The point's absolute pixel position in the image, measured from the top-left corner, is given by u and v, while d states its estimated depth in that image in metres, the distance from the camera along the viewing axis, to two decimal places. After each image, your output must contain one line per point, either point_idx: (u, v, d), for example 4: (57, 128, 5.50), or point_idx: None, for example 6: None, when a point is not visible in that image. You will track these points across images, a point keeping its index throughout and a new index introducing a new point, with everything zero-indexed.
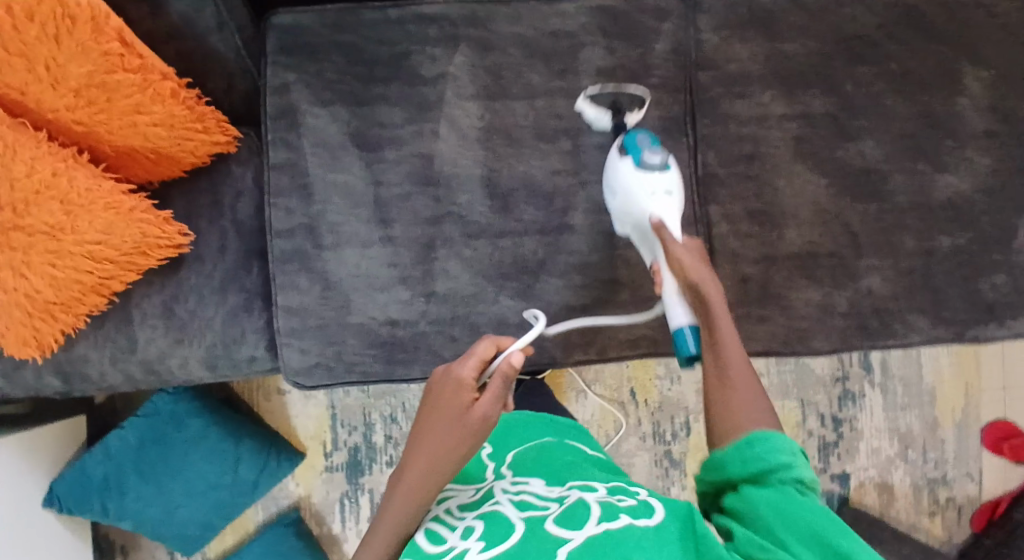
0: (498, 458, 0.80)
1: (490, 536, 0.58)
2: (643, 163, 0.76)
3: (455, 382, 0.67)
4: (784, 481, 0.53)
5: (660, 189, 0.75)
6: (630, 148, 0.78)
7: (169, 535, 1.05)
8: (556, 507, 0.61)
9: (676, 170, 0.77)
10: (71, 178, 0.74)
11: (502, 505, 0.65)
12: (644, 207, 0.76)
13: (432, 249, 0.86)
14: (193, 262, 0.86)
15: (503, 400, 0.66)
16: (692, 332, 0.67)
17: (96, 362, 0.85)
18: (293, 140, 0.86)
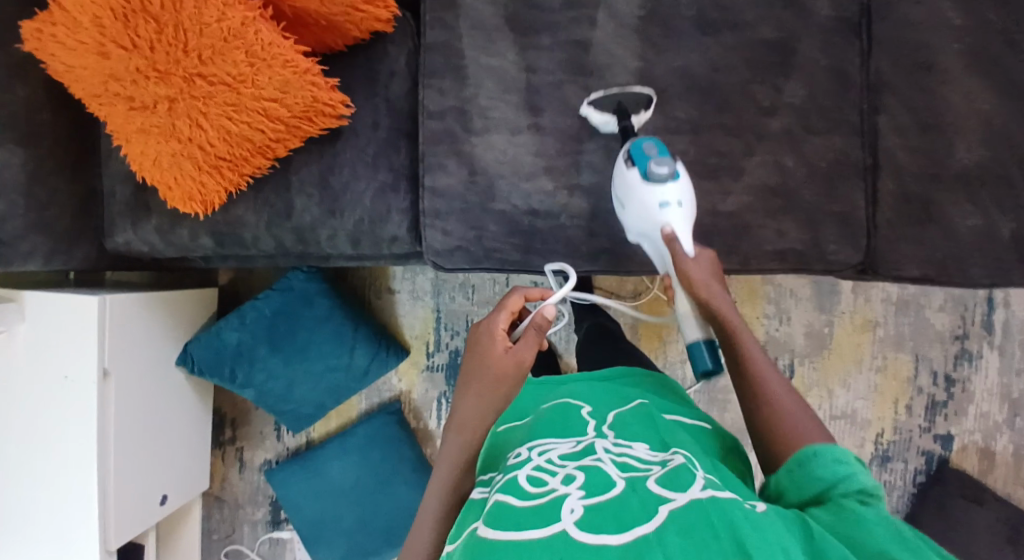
0: (598, 414, 0.73)
1: (592, 487, 0.56)
2: (650, 173, 0.74)
3: (489, 330, 0.78)
4: (845, 494, 0.53)
5: (672, 200, 0.74)
6: (636, 157, 0.76)
7: (284, 410, 1.09)
8: (658, 470, 0.59)
9: (684, 179, 0.75)
10: (256, 30, 0.76)
11: (602, 461, 0.61)
12: (653, 219, 0.74)
13: (579, 141, 0.87)
14: (349, 137, 0.88)
15: (535, 342, 0.75)
16: (708, 347, 0.69)
17: (251, 227, 0.88)
18: (450, 20, 0.86)
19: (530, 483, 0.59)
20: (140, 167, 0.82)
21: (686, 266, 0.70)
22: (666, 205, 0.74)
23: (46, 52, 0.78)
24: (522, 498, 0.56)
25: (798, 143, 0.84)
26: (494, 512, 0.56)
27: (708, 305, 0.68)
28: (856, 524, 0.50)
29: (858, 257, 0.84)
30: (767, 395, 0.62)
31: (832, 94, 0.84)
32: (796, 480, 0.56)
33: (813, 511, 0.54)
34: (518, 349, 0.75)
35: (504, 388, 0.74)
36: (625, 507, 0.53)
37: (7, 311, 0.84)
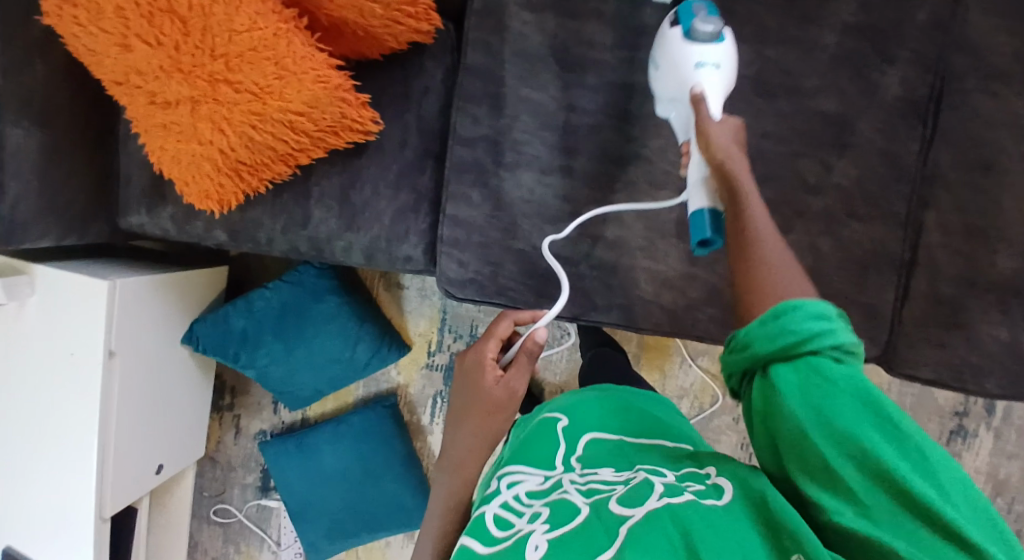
0: (570, 440, 0.69)
1: (556, 518, 0.53)
2: (693, 30, 0.68)
3: (479, 361, 0.83)
4: (821, 356, 0.45)
5: (710, 59, 0.68)
6: (681, 16, 0.70)
7: (283, 392, 1.10)
8: (620, 488, 0.55)
9: (729, 45, 0.70)
10: (288, 42, 0.72)
11: (569, 493, 0.57)
12: (685, 79, 0.70)
13: (611, 190, 0.83)
14: (374, 152, 0.85)
15: (527, 369, 0.80)
16: (711, 215, 0.64)
17: (267, 229, 0.87)
18: (494, 44, 0.82)
19: (497, 526, 0.56)
20: (158, 160, 0.80)
21: (707, 128, 0.65)
22: (703, 64, 0.68)
23: (67, 32, 0.73)
24: (487, 544, 0.54)
25: (837, 228, 0.81)
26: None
27: (721, 167, 0.63)
28: (830, 394, 0.44)
29: (876, 351, 0.83)
30: (756, 257, 0.58)
31: (883, 179, 0.80)
32: (766, 332, 0.46)
33: (781, 373, 0.45)
34: (510, 379, 0.80)
35: (497, 420, 0.81)
36: (589, 533, 0.49)
37: (18, 285, 0.84)
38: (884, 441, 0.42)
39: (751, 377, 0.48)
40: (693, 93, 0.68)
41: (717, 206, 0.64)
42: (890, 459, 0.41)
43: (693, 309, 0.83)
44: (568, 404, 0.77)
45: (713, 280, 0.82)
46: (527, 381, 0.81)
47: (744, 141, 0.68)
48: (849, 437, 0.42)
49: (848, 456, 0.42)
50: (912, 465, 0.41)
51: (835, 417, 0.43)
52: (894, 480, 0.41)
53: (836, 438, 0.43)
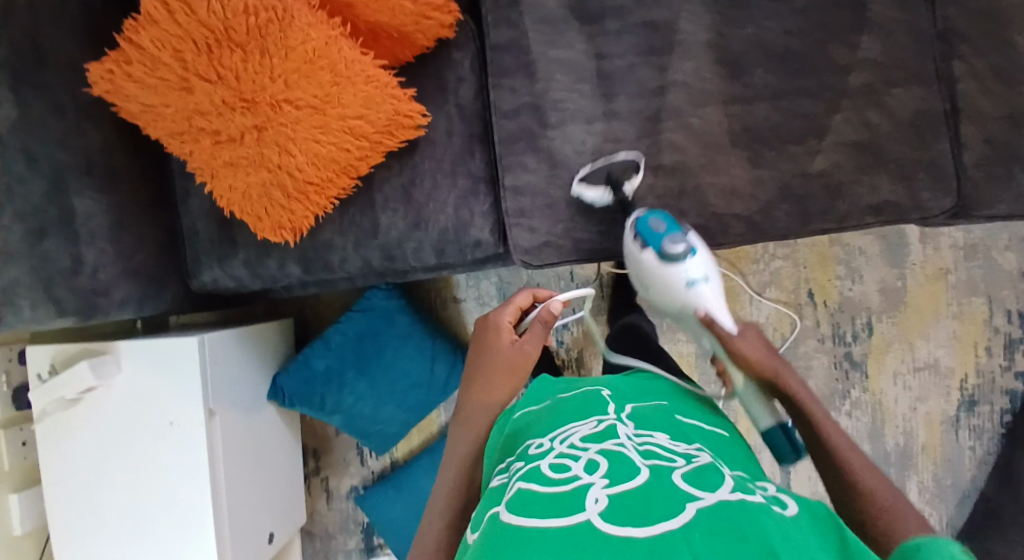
0: (620, 402, 0.69)
1: (618, 475, 0.52)
2: (667, 252, 0.80)
3: (495, 325, 0.85)
4: None
5: (696, 273, 0.81)
6: (646, 237, 0.81)
7: (371, 432, 1.07)
8: (682, 462, 0.55)
9: (701, 251, 0.82)
10: (338, 48, 0.76)
11: (626, 448, 0.57)
12: (686, 298, 0.81)
13: (659, 121, 0.86)
14: (425, 147, 0.87)
15: (542, 338, 0.82)
16: (783, 432, 0.72)
17: (339, 248, 0.88)
18: (515, 18, 0.86)
19: (553, 468, 0.55)
20: (227, 202, 0.82)
21: (737, 347, 0.72)
22: (694, 282, 0.81)
23: (121, 94, 0.76)
24: (546, 481, 0.53)
25: (880, 98, 0.85)
26: (519, 499, 0.51)
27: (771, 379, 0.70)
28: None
29: (951, 202, 0.85)
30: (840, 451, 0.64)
31: (906, 44, 0.85)
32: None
33: None
34: (525, 343, 0.82)
35: (510, 380, 0.80)
36: (653, 499, 0.49)
37: (103, 364, 0.83)
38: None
39: None
40: (699, 315, 0.80)
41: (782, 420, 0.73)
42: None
43: (769, 210, 0.85)
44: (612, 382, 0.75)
45: (779, 177, 0.85)
46: (541, 347, 0.83)
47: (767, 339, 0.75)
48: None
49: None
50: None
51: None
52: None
53: None
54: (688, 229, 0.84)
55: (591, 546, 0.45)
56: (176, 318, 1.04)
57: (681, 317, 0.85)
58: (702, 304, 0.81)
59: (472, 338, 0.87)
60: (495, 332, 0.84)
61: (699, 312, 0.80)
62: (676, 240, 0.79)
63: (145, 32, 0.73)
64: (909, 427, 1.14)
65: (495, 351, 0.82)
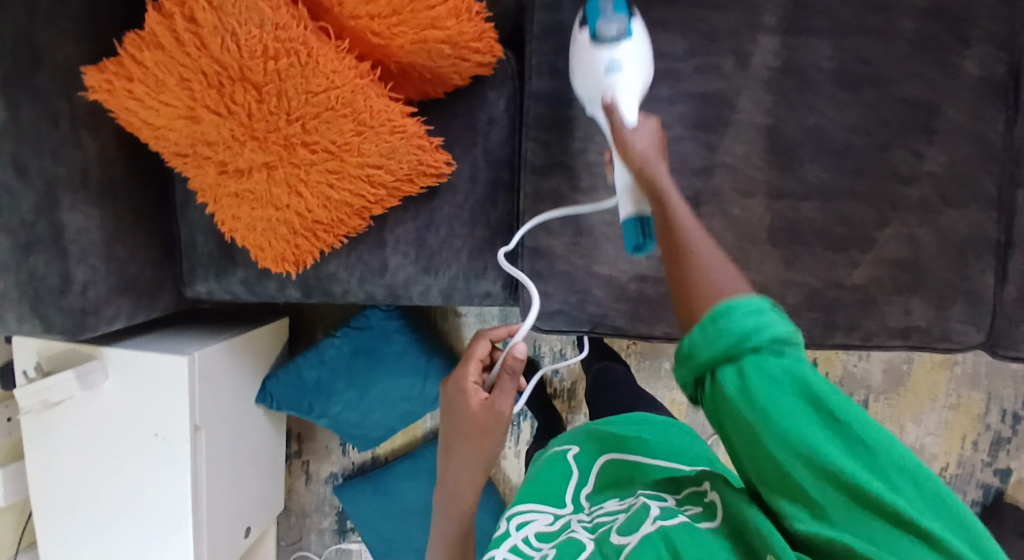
0: (581, 471, 0.71)
1: (563, 557, 0.54)
2: (598, 32, 0.67)
3: (460, 387, 0.75)
4: (760, 351, 0.42)
5: (616, 59, 0.66)
6: (589, 17, 0.68)
7: (356, 436, 1.07)
8: (621, 515, 0.57)
9: (638, 38, 0.68)
10: (365, 96, 0.69)
11: (577, 530, 0.59)
12: (597, 83, 0.68)
13: (697, 204, 0.81)
14: (445, 192, 0.82)
15: (509, 388, 0.73)
16: (639, 222, 0.63)
17: (343, 281, 0.84)
18: (559, 66, 0.79)
19: None
20: (230, 228, 0.77)
21: (625, 137, 0.62)
22: (613, 67, 0.66)
23: (121, 107, 0.69)
24: None
25: (934, 217, 0.79)
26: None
27: (641, 170, 0.59)
28: (772, 390, 0.41)
29: (981, 335, 0.82)
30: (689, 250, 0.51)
31: (971, 162, 0.79)
32: (705, 339, 0.43)
33: (723, 377, 0.42)
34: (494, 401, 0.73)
35: (488, 443, 0.73)
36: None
37: (91, 372, 0.81)
38: (822, 429, 0.40)
39: (706, 385, 0.44)
40: (603, 100, 0.66)
41: (644, 211, 0.63)
42: (836, 457, 0.39)
43: (794, 315, 0.82)
44: (586, 439, 0.75)
45: (811, 282, 0.81)
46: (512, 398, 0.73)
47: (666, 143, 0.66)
48: (790, 433, 0.40)
49: (795, 453, 0.40)
50: (858, 458, 0.40)
51: (769, 408, 0.40)
52: (839, 475, 0.39)
53: (810, 460, 0.40)
54: (635, 15, 0.70)
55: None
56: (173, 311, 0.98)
57: (590, 109, 0.71)
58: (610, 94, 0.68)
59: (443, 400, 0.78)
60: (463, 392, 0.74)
61: (602, 97, 0.66)
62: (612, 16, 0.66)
63: (149, 52, 0.65)
64: None
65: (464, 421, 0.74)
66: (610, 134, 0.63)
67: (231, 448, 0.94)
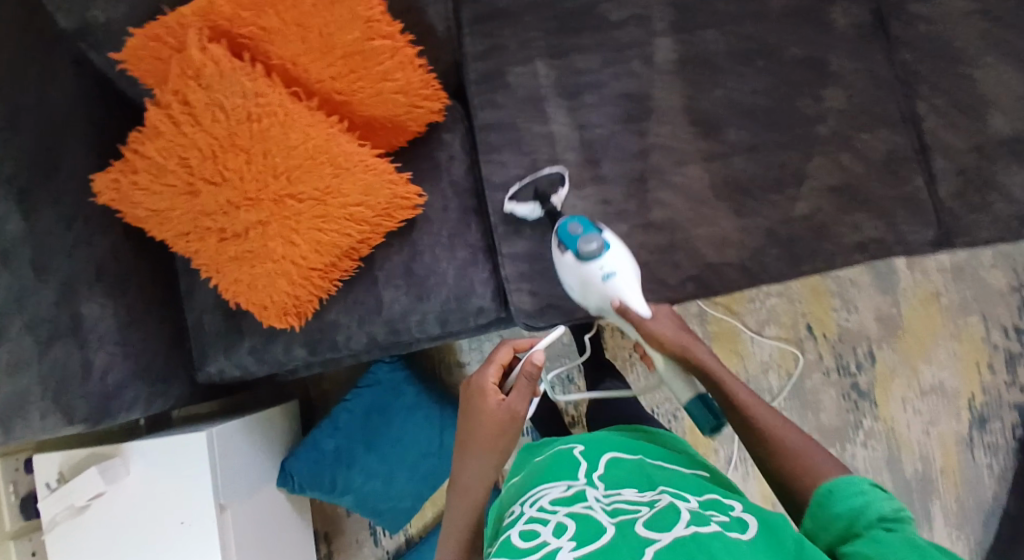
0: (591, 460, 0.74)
1: (583, 537, 0.56)
2: (582, 251, 0.81)
3: (478, 389, 0.80)
4: (868, 524, 0.54)
5: (607, 270, 0.81)
6: (566, 241, 0.83)
7: (383, 509, 1.06)
8: (645, 511, 0.60)
9: (614, 246, 0.83)
10: (338, 143, 0.77)
11: (593, 509, 0.62)
12: (602, 291, 0.82)
13: (644, 182, 0.90)
14: (423, 224, 0.89)
15: (527, 393, 0.77)
16: (703, 403, 0.81)
17: (345, 327, 0.88)
18: (497, 99, 0.90)
19: (525, 539, 0.60)
20: (233, 294, 0.82)
21: (649, 327, 0.81)
22: (609, 275, 0.82)
23: (128, 201, 0.77)
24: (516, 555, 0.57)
25: (851, 142, 0.88)
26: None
27: (686, 357, 0.79)
28: (874, 542, 0.52)
29: (932, 233, 0.87)
30: (770, 433, 0.68)
31: (870, 91, 0.89)
32: (823, 524, 0.57)
33: (841, 547, 0.54)
34: (511, 403, 0.77)
35: (501, 443, 0.76)
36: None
37: (114, 466, 0.82)
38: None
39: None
40: (615, 306, 0.81)
41: (698, 390, 0.82)
42: None
43: (759, 255, 0.88)
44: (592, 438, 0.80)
45: (764, 224, 0.88)
46: (528, 401, 0.77)
47: (679, 320, 0.85)
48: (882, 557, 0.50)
49: None
50: None
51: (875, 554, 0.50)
52: None
53: None
54: (599, 225, 0.86)
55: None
56: (181, 410, 1.01)
57: (596, 311, 0.86)
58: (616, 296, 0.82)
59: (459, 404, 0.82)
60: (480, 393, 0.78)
61: (615, 303, 0.82)
62: (593, 241, 0.80)
63: (151, 143, 0.75)
64: (925, 452, 1.14)
65: (482, 419, 0.77)
66: (640, 330, 0.81)
67: (251, 536, 0.90)
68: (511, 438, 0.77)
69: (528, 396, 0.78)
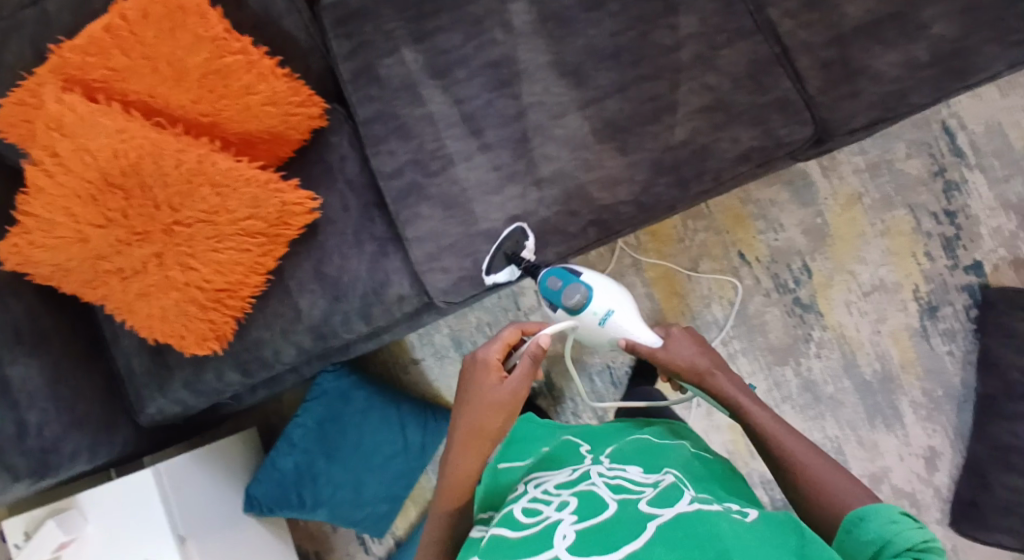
0: (598, 449, 0.76)
1: (584, 511, 0.58)
2: (571, 306, 0.89)
3: (483, 364, 0.79)
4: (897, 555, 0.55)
5: (600, 311, 0.88)
6: (551, 298, 0.90)
7: (361, 517, 1.08)
8: (649, 491, 0.61)
9: (598, 287, 0.89)
10: (213, 163, 0.80)
11: (597, 486, 0.63)
12: (607, 332, 0.89)
13: (528, 141, 0.92)
14: (325, 226, 0.92)
15: (529, 375, 0.76)
16: None
17: (269, 342, 0.90)
18: (373, 92, 0.93)
19: (527, 514, 0.61)
20: (149, 330, 0.85)
21: (662, 359, 0.84)
22: (605, 317, 0.88)
23: (29, 262, 0.81)
24: (517, 529, 0.58)
25: (711, 62, 0.90)
26: (492, 547, 0.57)
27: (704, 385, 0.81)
28: None
29: (808, 130, 0.89)
30: (795, 464, 0.69)
31: (721, 11, 0.91)
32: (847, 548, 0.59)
33: None
34: (513, 382, 0.76)
35: (501, 422, 0.75)
36: (612, 532, 0.54)
37: (70, 516, 0.85)
38: None
39: None
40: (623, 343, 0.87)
41: None
42: None
43: (650, 186, 0.90)
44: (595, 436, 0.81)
45: (649, 155, 0.90)
46: (530, 383, 0.76)
47: (698, 339, 0.86)
48: None
49: None
50: None
51: None
52: None
53: None
54: (578, 269, 0.92)
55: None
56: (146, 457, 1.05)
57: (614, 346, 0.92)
58: (622, 333, 0.88)
59: (459, 378, 0.81)
60: (484, 371, 0.77)
61: (622, 341, 0.87)
62: (574, 295, 0.87)
63: (35, 200, 0.79)
64: (879, 350, 1.15)
65: (483, 393, 0.76)
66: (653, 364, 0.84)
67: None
68: (510, 418, 0.76)
69: (529, 379, 0.77)
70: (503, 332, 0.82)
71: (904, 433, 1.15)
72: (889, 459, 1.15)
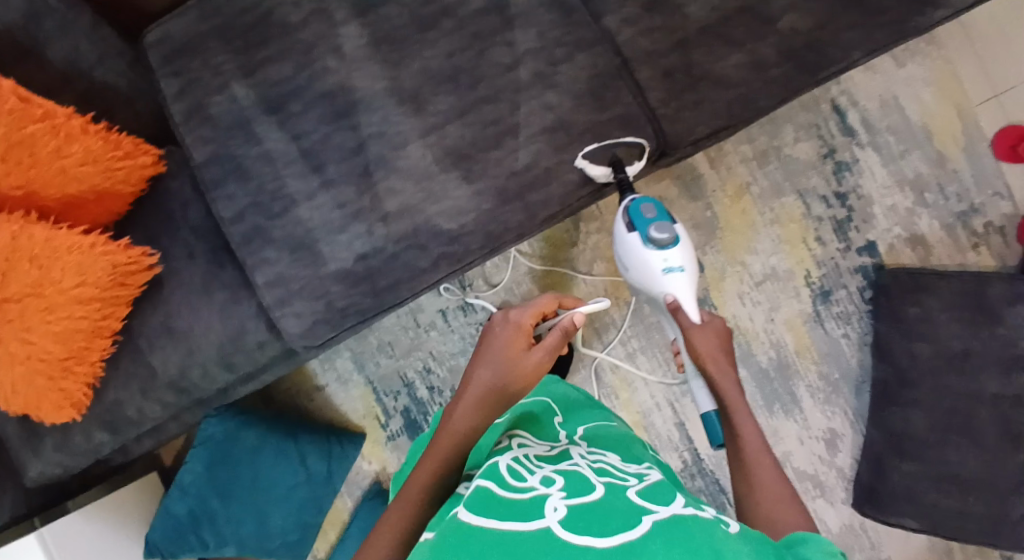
0: (569, 425, 0.79)
1: (574, 489, 0.52)
2: (651, 238, 0.85)
3: (515, 328, 0.78)
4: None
5: (673, 264, 0.85)
6: (635, 219, 0.86)
7: (275, 547, 1.11)
8: (635, 483, 0.58)
9: (684, 243, 0.86)
10: (32, 235, 0.79)
11: (580, 467, 0.60)
12: (659, 283, 0.86)
13: (370, 173, 0.88)
14: (170, 278, 0.92)
15: (554, 350, 0.75)
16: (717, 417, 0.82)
17: (130, 402, 0.91)
18: (206, 134, 0.90)
19: (511, 478, 0.56)
20: (5, 404, 0.84)
21: (690, 335, 0.81)
22: (671, 270, 0.85)
23: None
24: (507, 490, 0.52)
25: (550, 79, 0.86)
26: (476, 505, 0.51)
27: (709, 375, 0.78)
28: None
29: (648, 146, 0.87)
30: (752, 475, 0.69)
31: (560, 21, 0.86)
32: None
33: None
34: (543, 348, 0.75)
35: (514, 389, 0.72)
36: (611, 515, 0.48)
37: None
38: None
39: None
40: (669, 301, 0.85)
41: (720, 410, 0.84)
42: None
43: (498, 213, 0.87)
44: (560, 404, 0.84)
45: (493, 182, 0.87)
46: (554, 357, 0.75)
47: (731, 336, 0.82)
48: None
49: None
50: None
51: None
52: None
53: None
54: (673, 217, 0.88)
55: (552, 551, 0.43)
56: None
57: (653, 299, 0.90)
58: (672, 292, 0.85)
59: (481, 336, 0.80)
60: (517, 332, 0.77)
61: (668, 299, 0.85)
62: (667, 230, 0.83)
63: None
64: (774, 339, 1.14)
65: (507, 354, 0.75)
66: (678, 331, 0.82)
67: None
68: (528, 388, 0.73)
69: (553, 355, 0.75)
70: (538, 300, 0.83)
71: (802, 417, 1.14)
72: (789, 443, 1.14)
